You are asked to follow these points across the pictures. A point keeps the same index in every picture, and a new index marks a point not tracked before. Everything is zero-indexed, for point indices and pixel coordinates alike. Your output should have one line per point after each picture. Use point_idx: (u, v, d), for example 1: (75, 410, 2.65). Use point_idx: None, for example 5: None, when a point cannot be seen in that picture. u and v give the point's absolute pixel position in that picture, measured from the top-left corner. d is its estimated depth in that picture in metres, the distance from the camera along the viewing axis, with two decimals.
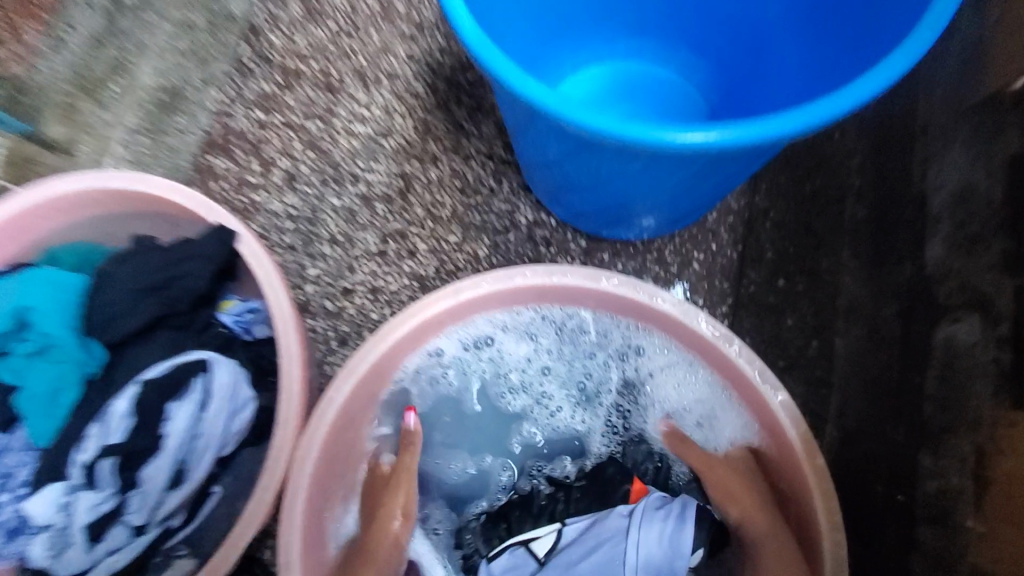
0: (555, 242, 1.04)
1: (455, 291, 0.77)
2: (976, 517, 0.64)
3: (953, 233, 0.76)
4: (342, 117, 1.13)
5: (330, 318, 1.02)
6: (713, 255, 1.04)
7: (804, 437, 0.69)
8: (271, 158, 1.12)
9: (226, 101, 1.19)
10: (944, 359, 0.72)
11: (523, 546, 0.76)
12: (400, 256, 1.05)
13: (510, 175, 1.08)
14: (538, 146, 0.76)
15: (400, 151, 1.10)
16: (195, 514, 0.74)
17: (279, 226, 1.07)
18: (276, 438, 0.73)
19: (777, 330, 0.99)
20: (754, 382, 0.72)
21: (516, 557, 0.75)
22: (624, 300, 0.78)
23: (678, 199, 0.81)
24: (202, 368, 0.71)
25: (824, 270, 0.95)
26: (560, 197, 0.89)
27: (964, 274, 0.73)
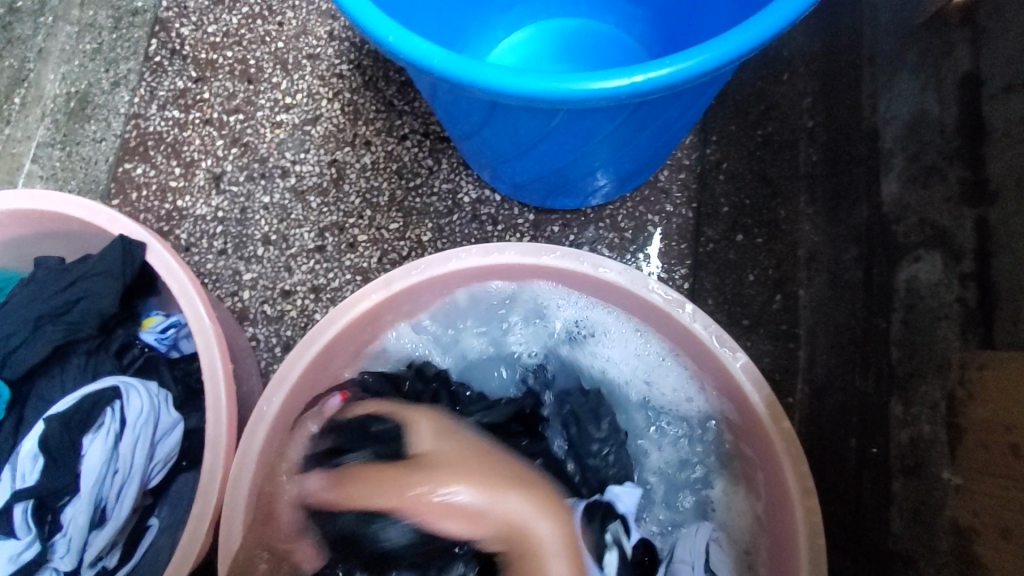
0: (502, 219, 0.98)
1: (387, 282, 0.73)
2: (952, 468, 0.61)
3: (910, 166, 0.72)
4: (264, 107, 1.05)
5: (271, 324, 0.96)
6: (668, 216, 0.97)
7: (766, 400, 0.65)
8: (192, 158, 1.04)
9: (140, 102, 1.07)
10: (907, 301, 0.69)
11: None
12: (340, 249, 0.98)
13: (449, 152, 1.01)
14: (455, 117, 0.69)
15: (329, 137, 1.03)
16: (134, 547, 0.72)
17: (208, 231, 1.00)
18: (206, 460, 0.69)
19: (739, 288, 0.92)
20: (710, 346, 0.68)
21: None
22: (568, 273, 0.73)
23: (618, 158, 0.75)
24: (113, 398, 0.69)
25: (781, 220, 0.91)
26: (495, 171, 0.83)
27: (922, 208, 0.69)
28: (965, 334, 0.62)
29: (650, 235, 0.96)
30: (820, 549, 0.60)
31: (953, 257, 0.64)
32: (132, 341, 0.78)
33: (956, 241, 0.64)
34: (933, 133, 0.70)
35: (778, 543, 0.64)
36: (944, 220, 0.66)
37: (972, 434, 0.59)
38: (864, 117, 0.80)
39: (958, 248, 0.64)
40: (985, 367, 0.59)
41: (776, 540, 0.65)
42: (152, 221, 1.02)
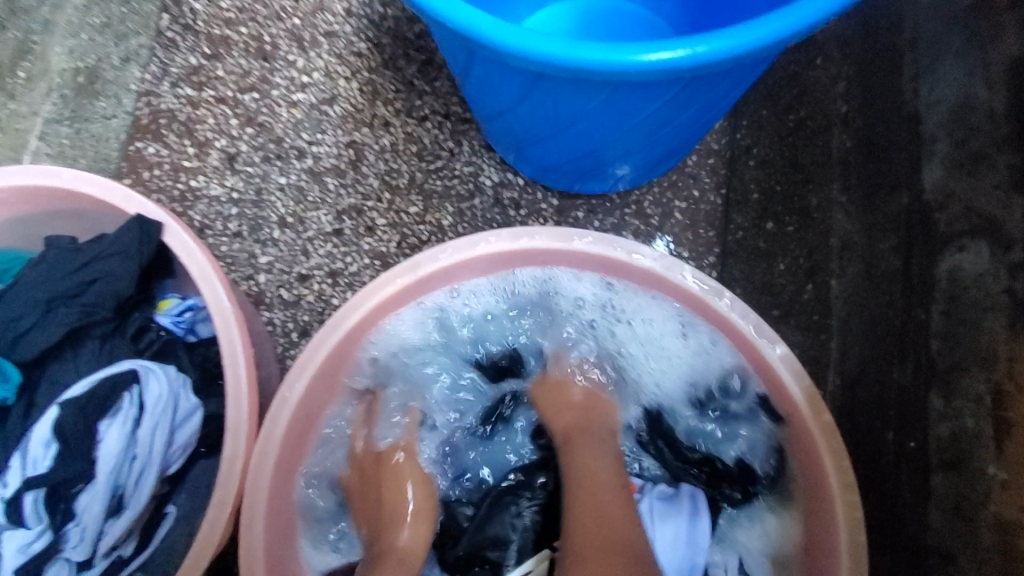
0: (524, 203, 0.96)
1: (413, 266, 0.70)
2: (997, 463, 0.59)
3: (956, 152, 0.70)
4: (280, 85, 1.02)
5: (288, 309, 0.94)
6: (696, 203, 0.94)
7: (806, 392, 0.63)
8: (206, 138, 1.01)
9: (151, 79, 1.05)
10: (951, 291, 0.66)
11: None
12: (358, 233, 0.96)
13: (470, 134, 0.98)
14: (487, 93, 0.67)
15: (347, 118, 1.00)
16: (151, 534, 0.70)
17: (223, 213, 0.98)
18: (227, 447, 0.67)
19: (769, 277, 0.90)
20: (750, 337, 0.66)
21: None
22: (600, 259, 0.72)
23: (652, 142, 0.73)
24: (130, 382, 0.67)
25: (813, 209, 0.89)
26: (522, 152, 0.80)
27: (969, 195, 0.66)
28: (1015, 326, 0.60)
29: (676, 222, 0.94)
30: (861, 545, 0.59)
31: (1002, 246, 0.62)
32: (148, 323, 0.76)
33: (1007, 229, 0.62)
34: (982, 118, 0.67)
35: (819, 537, 0.63)
36: (994, 208, 0.64)
37: (1021, 429, 0.57)
38: (906, 101, 0.78)
39: (1008, 237, 0.61)
40: None
41: (816, 531, 0.63)
42: (165, 202, 1.00)
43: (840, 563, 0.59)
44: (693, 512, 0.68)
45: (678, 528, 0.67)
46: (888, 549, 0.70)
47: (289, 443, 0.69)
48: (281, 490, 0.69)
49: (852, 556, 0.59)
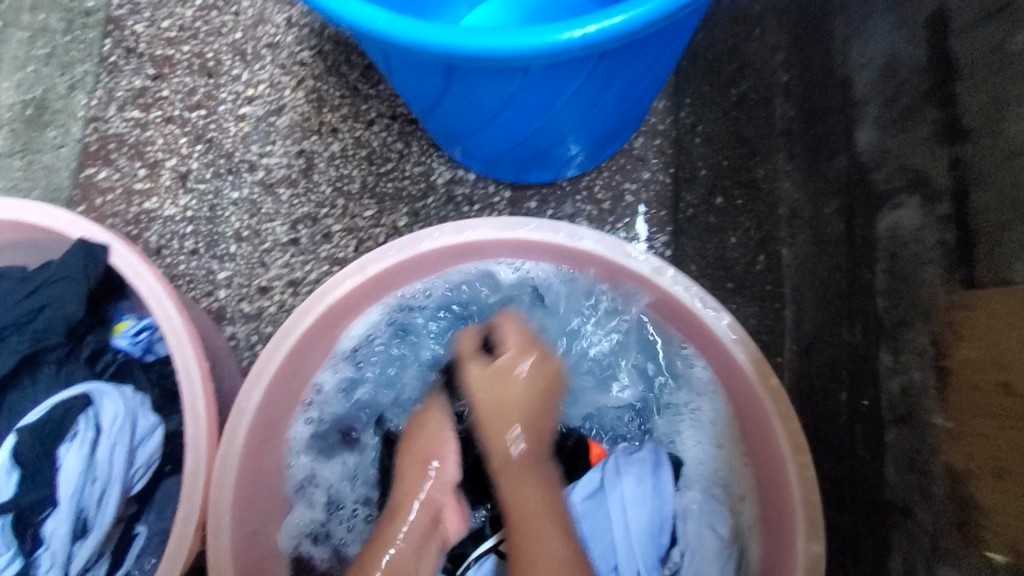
0: (477, 198, 0.96)
1: (361, 267, 0.72)
2: (942, 413, 0.60)
3: (886, 110, 0.70)
4: (226, 100, 1.02)
5: (250, 322, 0.94)
6: (647, 183, 0.99)
7: (753, 359, 0.65)
8: (156, 158, 1.01)
9: (98, 104, 1.05)
10: (890, 250, 0.68)
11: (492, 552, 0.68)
12: (315, 241, 0.96)
13: (418, 134, 0.99)
14: (413, 90, 0.68)
15: (296, 127, 1.00)
16: (123, 554, 0.71)
17: (178, 231, 0.98)
18: (188, 462, 0.67)
19: (722, 251, 0.93)
20: (696, 311, 0.68)
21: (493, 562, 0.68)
22: (547, 245, 0.73)
23: (586, 124, 0.74)
24: (85, 405, 0.67)
25: (760, 180, 0.89)
26: (463, 147, 0.81)
27: (901, 153, 0.67)
28: (948, 275, 0.61)
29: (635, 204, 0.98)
30: (815, 504, 0.60)
31: (931, 199, 0.63)
32: (103, 347, 0.76)
33: (933, 182, 0.63)
34: (905, 76, 0.68)
35: (774, 499, 0.64)
36: (921, 162, 0.65)
37: (960, 376, 0.58)
38: (836, 66, 0.79)
39: (935, 190, 0.63)
40: (968, 308, 0.58)
41: (770, 494, 0.65)
42: (120, 225, 0.99)
43: (794, 522, 0.61)
44: (656, 465, 0.69)
45: (643, 486, 0.67)
46: (852, 506, 0.71)
47: (250, 454, 0.69)
48: (249, 501, 0.70)
49: (809, 519, 0.60)
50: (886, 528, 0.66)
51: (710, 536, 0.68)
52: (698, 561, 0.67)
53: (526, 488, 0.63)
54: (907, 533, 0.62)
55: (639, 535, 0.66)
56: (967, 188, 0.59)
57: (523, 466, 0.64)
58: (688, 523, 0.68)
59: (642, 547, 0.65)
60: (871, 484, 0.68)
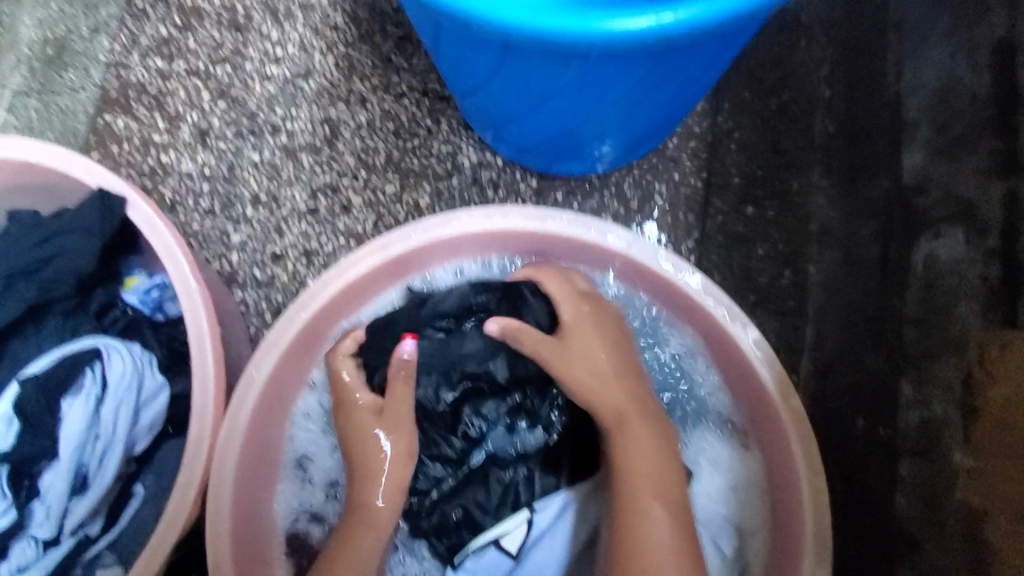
0: (502, 184, 0.94)
1: (384, 246, 0.70)
2: (963, 448, 0.59)
3: (936, 136, 0.68)
4: (254, 59, 0.99)
5: (261, 288, 0.92)
6: (676, 185, 0.92)
7: (776, 377, 0.64)
8: (177, 112, 0.99)
9: (121, 50, 1.01)
10: (925, 278, 0.66)
11: (492, 546, 0.66)
12: (334, 212, 0.94)
13: (448, 113, 0.96)
14: (458, 68, 0.66)
15: (323, 93, 0.97)
16: (119, 512, 0.70)
17: (194, 189, 0.96)
18: (192, 427, 0.65)
19: (748, 263, 0.88)
20: (723, 323, 0.66)
21: (489, 557, 0.66)
22: (576, 241, 0.71)
23: (628, 121, 0.72)
24: (92, 361, 0.65)
25: (792, 193, 0.88)
26: (497, 132, 0.79)
27: (946, 181, 0.66)
28: (986, 312, 0.59)
29: (656, 205, 0.92)
30: (825, 528, 0.60)
31: (976, 232, 0.62)
32: (113, 302, 0.75)
33: (980, 216, 0.62)
34: (962, 102, 0.66)
35: (784, 519, 0.64)
36: (971, 193, 0.63)
37: (988, 415, 0.57)
38: (889, 86, 0.76)
39: (981, 224, 0.61)
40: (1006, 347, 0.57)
41: (780, 512, 0.65)
42: (135, 177, 0.97)
43: (803, 544, 0.60)
44: None
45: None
46: (854, 531, 0.71)
47: (254, 426, 0.68)
48: (250, 472, 0.69)
49: (817, 544, 0.60)
50: (889, 557, 0.65)
51: (713, 551, 0.66)
52: None
53: (645, 436, 0.63)
54: (910, 564, 0.62)
55: None
56: (1017, 226, 0.58)
57: (635, 406, 0.65)
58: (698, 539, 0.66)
59: None
60: (879, 513, 0.68)
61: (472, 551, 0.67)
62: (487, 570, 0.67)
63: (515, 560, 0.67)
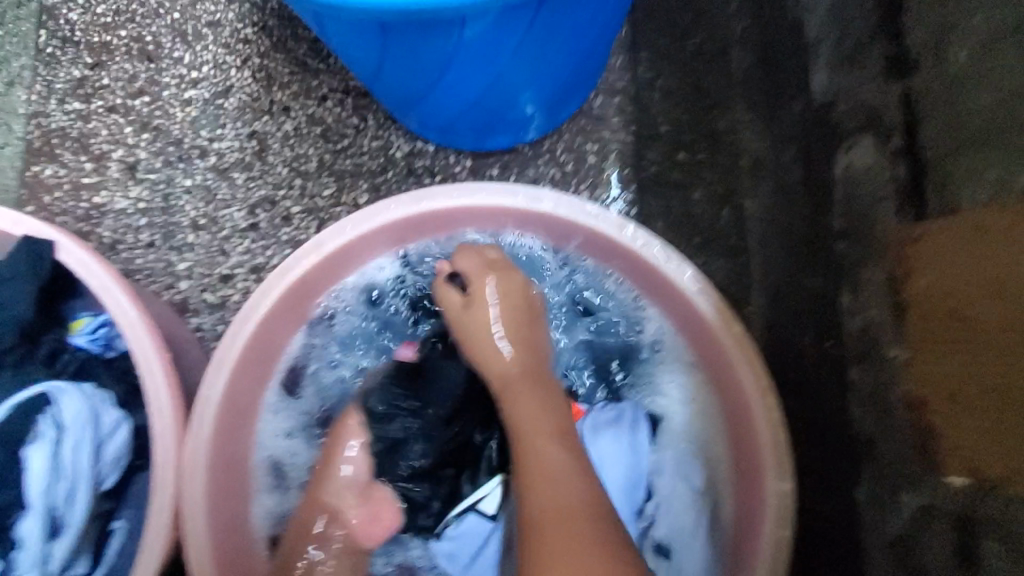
0: (437, 169, 0.95)
1: (316, 245, 0.70)
2: (901, 344, 0.60)
3: (836, 50, 0.70)
4: (170, 85, 0.98)
5: (215, 311, 0.92)
6: (606, 143, 0.95)
7: (716, 307, 0.65)
8: (102, 151, 0.98)
9: (36, 98, 1.00)
10: (846, 190, 0.68)
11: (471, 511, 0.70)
12: (275, 224, 0.94)
13: (373, 108, 0.96)
14: (355, 60, 0.66)
15: (245, 108, 0.97)
16: (101, 552, 0.70)
17: (132, 224, 0.95)
18: (155, 454, 0.65)
19: (686, 206, 0.91)
20: (656, 264, 0.67)
21: (467, 523, 0.70)
22: (506, 210, 0.72)
23: (536, 83, 0.73)
24: (43, 406, 0.65)
25: (722, 132, 0.90)
26: (414, 116, 0.79)
27: (851, 92, 0.67)
28: (901, 211, 0.61)
29: (591, 167, 0.94)
30: (782, 445, 0.61)
31: (882, 135, 0.63)
32: (61, 346, 0.74)
33: (885, 118, 0.63)
34: (853, 12, 0.67)
35: (745, 441, 0.65)
36: (873, 98, 0.64)
37: (916, 308, 0.58)
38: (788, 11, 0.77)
39: (886, 126, 0.62)
40: (921, 240, 0.58)
41: (741, 435, 0.66)
42: (71, 223, 0.96)
43: (763, 462, 0.62)
44: (633, 423, 0.71)
45: (621, 443, 0.69)
46: (819, 446, 0.73)
47: (218, 442, 0.69)
48: (223, 489, 0.69)
49: (776, 460, 0.61)
50: (854, 463, 0.67)
51: (684, 487, 0.68)
52: (675, 513, 0.68)
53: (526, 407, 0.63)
54: (873, 465, 0.64)
55: (617, 491, 0.69)
56: (917, 121, 0.59)
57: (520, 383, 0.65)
58: (664, 478, 0.70)
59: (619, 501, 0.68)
60: (840, 425, 0.69)
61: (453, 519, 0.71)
62: (468, 536, 0.70)
63: (493, 522, 0.70)
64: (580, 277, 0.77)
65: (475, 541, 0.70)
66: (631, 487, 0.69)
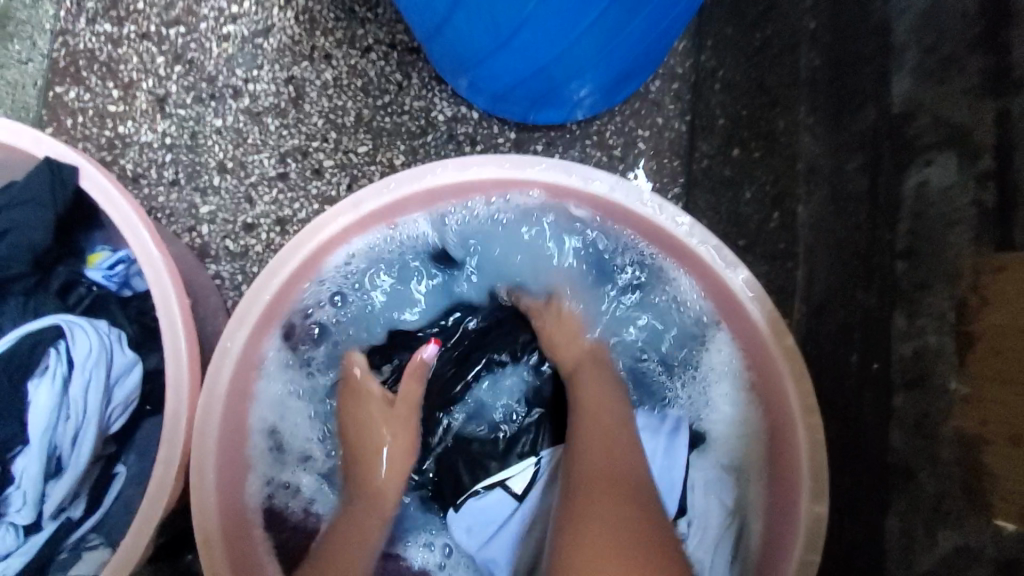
0: (480, 138, 0.90)
1: (355, 203, 0.66)
2: (958, 377, 0.58)
3: (927, 57, 0.65)
4: (208, 17, 0.93)
5: (235, 260, 0.89)
6: (660, 130, 0.93)
7: (769, 317, 0.62)
8: (131, 79, 0.93)
9: (65, 15, 0.95)
10: (915, 209, 0.64)
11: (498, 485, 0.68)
12: (305, 177, 0.90)
13: (419, 65, 0.91)
14: (419, 7, 0.63)
15: (284, 51, 0.92)
16: (101, 496, 0.68)
17: (156, 160, 0.91)
18: (168, 405, 0.62)
19: (735, 207, 0.88)
20: (711, 263, 0.64)
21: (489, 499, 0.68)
22: (557, 189, 0.68)
23: (605, 59, 0.69)
24: (55, 338, 0.63)
25: (779, 132, 0.82)
26: (468, 79, 0.75)
27: (935, 105, 0.63)
28: (979, 240, 0.58)
29: (638, 154, 0.92)
30: (820, 467, 0.59)
31: (968, 156, 0.59)
32: (77, 279, 0.71)
33: (974, 138, 0.59)
34: (954, 20, 0.63)
35: (780, 458, 0.63)
36: (961, 116, 0.60)
37: (983, 342, 0.55)
38: (872, 12, 0.72)
39: (975, 146, 0.59)
40: (1000, 271, 0.55)
41: (778, 453, 0.64)
42: (92, 151, 0.92)
43: (799, 482, 0.60)
44: (674, 427, 0.70)
45: (656, 443, 0.68)
46: (848, 471, 0.71)
47: (234, 397, 0.66)
48: (234, 444, 0.67)
49: (813, 482, 0.59)
50: (885, 493, 0.65)
51: (712, 503, 0.67)
52: (705, 527, 0.66)
53: (598, 390, 0.67)
54: (906, 497, 0.62)
55: None
56: (1014, 142, 0.56)
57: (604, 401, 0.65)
58: (696, 491, 0.68)
59: None
60: (875, 452, 0.67)
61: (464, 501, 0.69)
62: (488, 512, 0.68)
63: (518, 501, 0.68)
64: (624, 270, 0.74)
65: (495, 519, 0.68)
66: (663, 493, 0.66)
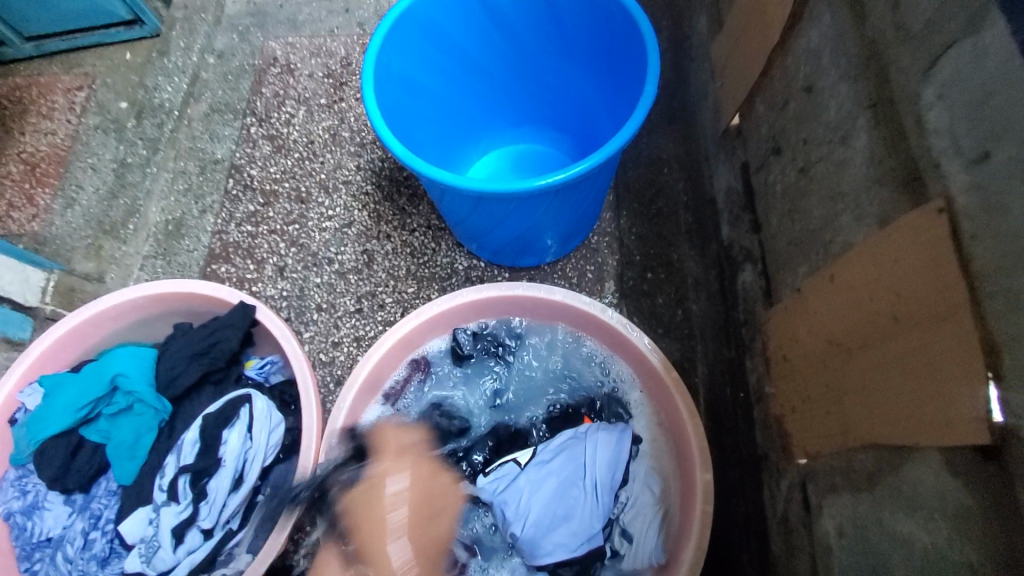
0: (486, 278, 1.40)
1: (416, 315, 1.13)
2: (772, 384, 0.98)
3: (732, 217, 1.17)
4: (313, 218, 1.50)
5: (326, 365, 1.33)
6: (601, 267, 1.37)
7: (661, 361, 1.04)
8: (262, 257, 1.46)
9: (222, 222, 1.51)
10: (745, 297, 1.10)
11: (510, 460, 1.04)
12: (374, 310, 1.38)
13: (446, 237, 1.45)
14: (452, 208, 1.15)
15: (361, 235, 1.46)
16: (250, 515, 1.02)
17: (277, 305, 1.41)
18: (303, 442, 1.02)
19: (652, 308, 1.30)
20: (626, 333, 1.08)
21: (506, 468, 1.03)
22: (533, 299, 1.14)
23: (559, 222, 1.19)
24: (246, 403, 1.05)
25: (674, 261, 1.33)
26: (480, 242, 1.26)
27: (743, 241, 1.13)
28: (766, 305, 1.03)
29: (588, 281, 1.36)
30: (705, 450, 0.96)
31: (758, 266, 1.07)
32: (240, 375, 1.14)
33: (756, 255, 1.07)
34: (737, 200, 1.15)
35: (684, 454, 0.99)
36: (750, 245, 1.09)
37: (778, 361, 0.96)
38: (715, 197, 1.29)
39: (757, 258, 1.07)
40: (774, 317, 0.98)
41: (682, 450, 1.00)
42: None
43: (693, 463, 0.96)
44: (623, 427, 1.05)
45: (612, 435, 1.04)
46: (742, 469, 1.06)
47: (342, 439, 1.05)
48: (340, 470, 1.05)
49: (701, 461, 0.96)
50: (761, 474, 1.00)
51: (646, 491, 1.03)
52: (639, 504, 1.01)
53: None
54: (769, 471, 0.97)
55: (600, 470, 1.01)
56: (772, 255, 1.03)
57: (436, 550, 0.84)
58: (636, 482, 1.04)
59: (602, 478, 1.00)
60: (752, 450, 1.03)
61: (493, 468, 1.04)
62: (503, 477, 1.03)
63: (520, 468, 1.03)
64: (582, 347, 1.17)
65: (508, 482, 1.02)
66: (614, 469, 1.01)
